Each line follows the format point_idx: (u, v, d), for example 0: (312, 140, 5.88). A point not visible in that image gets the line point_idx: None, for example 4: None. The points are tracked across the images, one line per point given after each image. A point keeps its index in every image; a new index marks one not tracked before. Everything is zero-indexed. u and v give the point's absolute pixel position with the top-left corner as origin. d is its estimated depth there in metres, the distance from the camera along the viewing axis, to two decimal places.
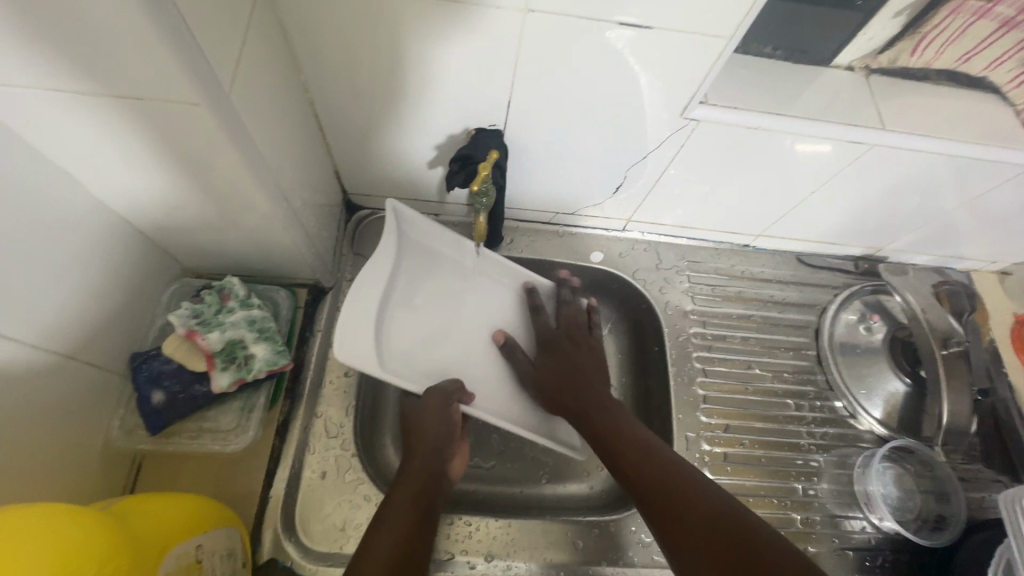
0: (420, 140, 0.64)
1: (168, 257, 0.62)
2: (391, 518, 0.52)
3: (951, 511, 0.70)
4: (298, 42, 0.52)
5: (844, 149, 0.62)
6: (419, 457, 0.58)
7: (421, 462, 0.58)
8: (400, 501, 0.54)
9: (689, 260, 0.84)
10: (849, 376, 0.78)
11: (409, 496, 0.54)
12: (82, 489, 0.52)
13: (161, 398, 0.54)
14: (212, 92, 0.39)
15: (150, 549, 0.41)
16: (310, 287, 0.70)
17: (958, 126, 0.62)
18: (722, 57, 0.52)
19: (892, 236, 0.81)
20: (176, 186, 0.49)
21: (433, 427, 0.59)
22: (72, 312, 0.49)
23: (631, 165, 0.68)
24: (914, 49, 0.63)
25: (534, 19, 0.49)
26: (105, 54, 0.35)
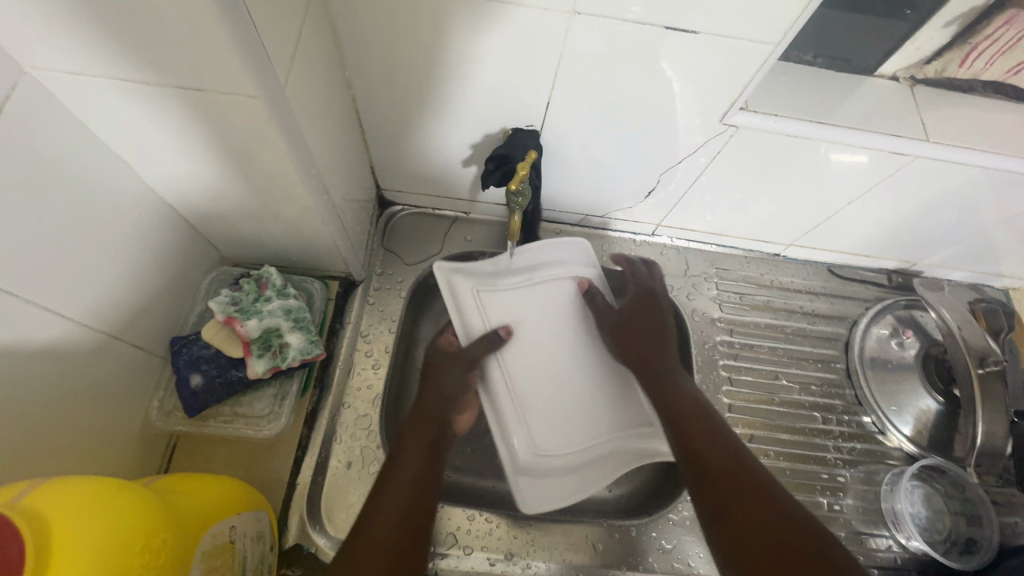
0: (457, 138, 0.65)
1: (208, 245, 0.63)
2: (405, 455, 0.54)
3: (982, 535, 0.68)
4: (347, 39, 0.53)
5: (884, 161, 0.61)
6: (429, 400, 0.60)
7: (431, 405, 0.60)
8: (413, 439, 0.55)
9: (718, 267, 0.84)
10: (880, 392, 0.77)
11: (405, 482, 0.51)
12: (121, 466, 0.53)
13: (199, 381, 0.56)
14: (270, 86, 0.40)
15: (190, 527, 0.42)
16: (342, 279, 0.71)
17: (1008, 141, 0.61)
18: (767, 63, 0.52)
19: (929, 251, 0.79)
20: (223, 175, 0.51)
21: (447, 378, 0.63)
22: (119, 295, 0.51)
23: (665, 170, 0.68)
24: (963, 60, 0.62)
25: (580, 22, 0.49)
26: (167, 45, 0.36)
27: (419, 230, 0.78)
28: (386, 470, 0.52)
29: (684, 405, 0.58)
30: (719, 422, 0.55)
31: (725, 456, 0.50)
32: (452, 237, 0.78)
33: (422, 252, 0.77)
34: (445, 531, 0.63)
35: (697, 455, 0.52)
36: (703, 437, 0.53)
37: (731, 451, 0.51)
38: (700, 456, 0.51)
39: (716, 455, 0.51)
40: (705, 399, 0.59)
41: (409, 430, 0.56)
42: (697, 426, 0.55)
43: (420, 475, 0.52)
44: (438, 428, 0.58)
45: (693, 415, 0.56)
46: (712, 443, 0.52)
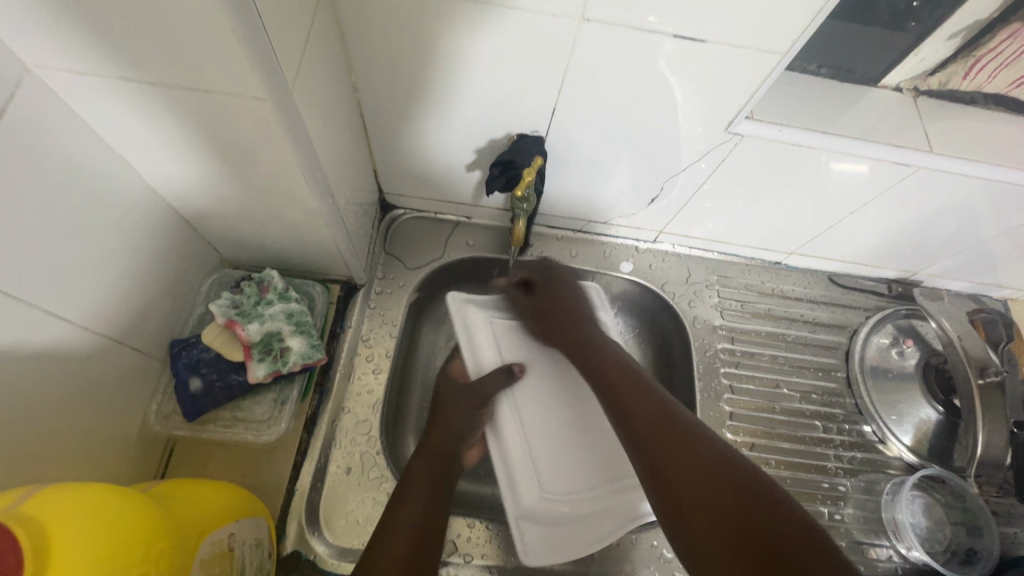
0: (462, 143, 0.65)
1: (209, 247, 0.63)
2: (415, 489, 0.54)
3: (983, 546, 0.68)
4: (353, 42, 0.52)
5: (886, 171, 0.61)
6: (434, 434, 0.60)
7: (436, 441, 0.59)
8: (421, 477, 0.55)
9: (720, 274, 0.84)
10: (880, 402, 0.77)
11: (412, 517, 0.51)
12: (118, 471, 0.53)
13: (199, 385, 0.55)
14: (277, 88, 0.40)
15: (189, 534, 0.41)
16: (343, 283, 0.71)
17: (1010, 154, 0.61)
18: (773, 73, 0.52)
19: (929, 261, 0.80)
20: (226, 178, 0.50)
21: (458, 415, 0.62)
22: (119, 298, 0.50)
23: (669, 177, 0.68)
24: (967, 72, 0.62)
25: (588, 28, 0.49)
26: (174, 47, 0.36)
27: (421, 234, 0.78)
28: (393, 504, 0.52)
29: (607, 373, 0.56)
30: (650, 386, 0.53)
31: (662, 423, 0.48)
32: (454, 242, 0.78)
33: (424, 256, 0.77)
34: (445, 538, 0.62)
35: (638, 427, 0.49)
36: (638, 405, 0.51)
37: (672, 415, 0.49)
38: (642, 427, 0.49)
39: (657, 422, 0.48)
40: (639, 366, 0.56)
41: (417, 470, 0.56)
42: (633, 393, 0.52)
43: (428, 512, 0.52)
44: (447, 463, 0.58)
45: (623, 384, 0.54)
46: (643, 410, 0.50)
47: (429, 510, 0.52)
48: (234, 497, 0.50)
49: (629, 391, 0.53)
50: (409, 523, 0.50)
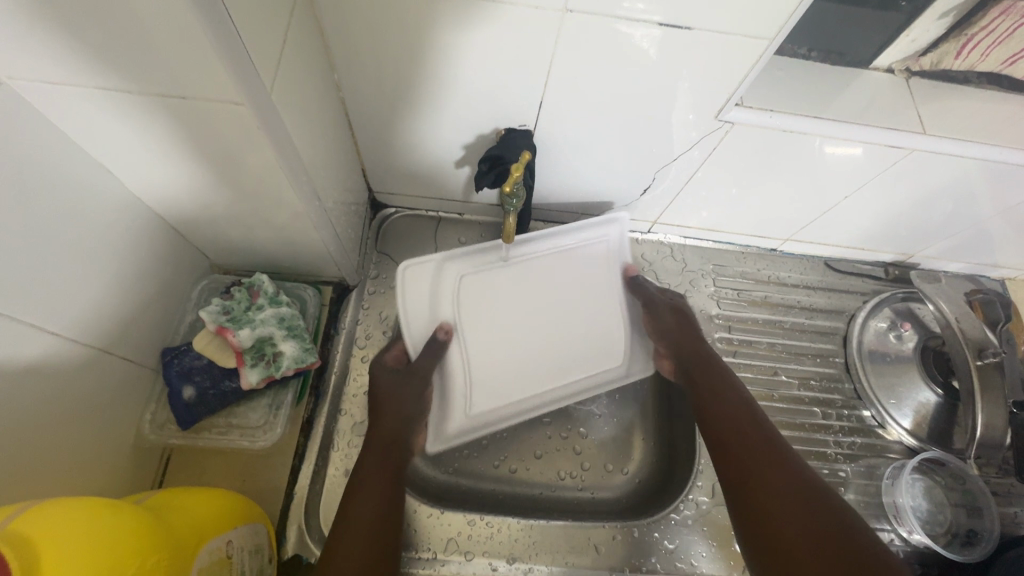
0: (450, 138, 0.64)
1: (198, 253, 0.62)
2: (369, 484, 0.53)
3: (983, 526, 0.67)
4: (334, 41, 0.52)
5: (881, 154, 0.60)
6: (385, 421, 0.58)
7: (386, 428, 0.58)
8: (376, 465, 0.55)
9: (715, 263, 0.83)
10: (878, 385, 0.77)
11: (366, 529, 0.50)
12: (115, 483, 0.52)
13: (192, 393, 0.55)
14: (255, 92, 0.39)
15: (185, 544, 0.41)
16: (336, 285, 0.70)
17: (1004, 132, 0.60)
18: (762, 58, 0.51)
19: (926, 244, 0.79)
20: (211, 182, 0.49)
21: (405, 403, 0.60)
22: (106, 309, 0.50)
23: (661, 167, 0.67)
24: (959, 51, 0.61)
25: (572, 20, 0.48)
26: (143, 51, 0.35)
27: (414, 232, 0.78)
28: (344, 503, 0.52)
29: (714, 394, 0.62)
30: (753, 411, 0.59)
31: (749, 453, 0.55)
32: (446, 239, 0.78)
33: (416, 255, 0.76)
34: (446, 536, 0.63)
35: (745, 469, 0.54)
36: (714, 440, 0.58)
37: (761, 443, 0.55)
38: (730, 454, 0.56)
39: (764, 457, 0.54)
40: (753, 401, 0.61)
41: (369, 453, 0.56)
42: (727, 413, 0.59)
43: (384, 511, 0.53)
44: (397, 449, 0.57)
45: (715, 404, 0.61)
46: (760, 444, 0.55)
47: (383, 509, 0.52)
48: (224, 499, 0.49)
49: (730, 404, 0.60)
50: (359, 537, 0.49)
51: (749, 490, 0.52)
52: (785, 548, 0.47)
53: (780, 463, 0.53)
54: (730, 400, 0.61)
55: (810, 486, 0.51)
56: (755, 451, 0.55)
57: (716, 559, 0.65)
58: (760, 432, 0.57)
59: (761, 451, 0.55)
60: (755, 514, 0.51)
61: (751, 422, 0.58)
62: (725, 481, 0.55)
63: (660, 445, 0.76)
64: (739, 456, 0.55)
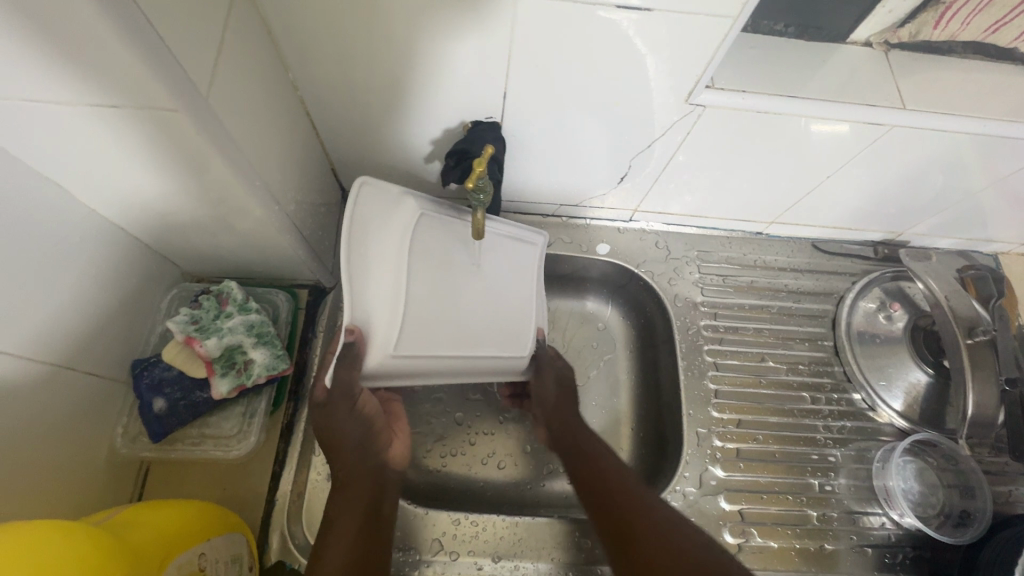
0: (416, 133, 0.63)
1: (165, 263, 0.61)
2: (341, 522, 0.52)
3: (976, 507, 0.66)
4: (285, 40, 0.50)
5: (861, 131, 0.58)
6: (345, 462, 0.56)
7: (353, 468, 0.56)
8: (344, 503, 0.54)
9: (699, 250, 0.82)
10: (868, 367, 0.75)
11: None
12: (89, 499, 0.52)
13: (163, 405, 0.54)
14: (191, 97, 0.38)
15: (149, 561, 0.41)
16: (311, 287, 0.69)
17: (987, 103, 0.58)
18: (728, 38, 0.49)
19: (914, 221, 0.77)
20: (165, 192, 0.48)
21: (350, 432, 0.56)
22: (69, 325, 0.49)
23: (635, 154, 0.66)
24: (937, 21, 0.59)
25: (526, 7, 0.46)
26: (71, 60, 0.34)
27: None
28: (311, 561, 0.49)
29: (581, 436, 0.63)
30: (614, 454, 0.60)
31: (624, 492, 0.55)
32: None
33: None
34: (432, 537, 0.62)
35: (613, 504, 0.54)
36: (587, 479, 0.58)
37: (618, 482, 0.56)
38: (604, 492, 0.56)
39: (619, 489, 0.55)
40: (596, 440, 0.62)
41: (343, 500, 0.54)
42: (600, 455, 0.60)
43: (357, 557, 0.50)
44: (373, 479, 0.57)
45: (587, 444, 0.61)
46: (622, 481, 0.56)
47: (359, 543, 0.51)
48: (187, 507, 0.49)
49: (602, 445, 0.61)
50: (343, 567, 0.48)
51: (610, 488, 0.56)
52: None
53: (651, 510, 0.53)
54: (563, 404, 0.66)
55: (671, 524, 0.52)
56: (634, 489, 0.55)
57: None
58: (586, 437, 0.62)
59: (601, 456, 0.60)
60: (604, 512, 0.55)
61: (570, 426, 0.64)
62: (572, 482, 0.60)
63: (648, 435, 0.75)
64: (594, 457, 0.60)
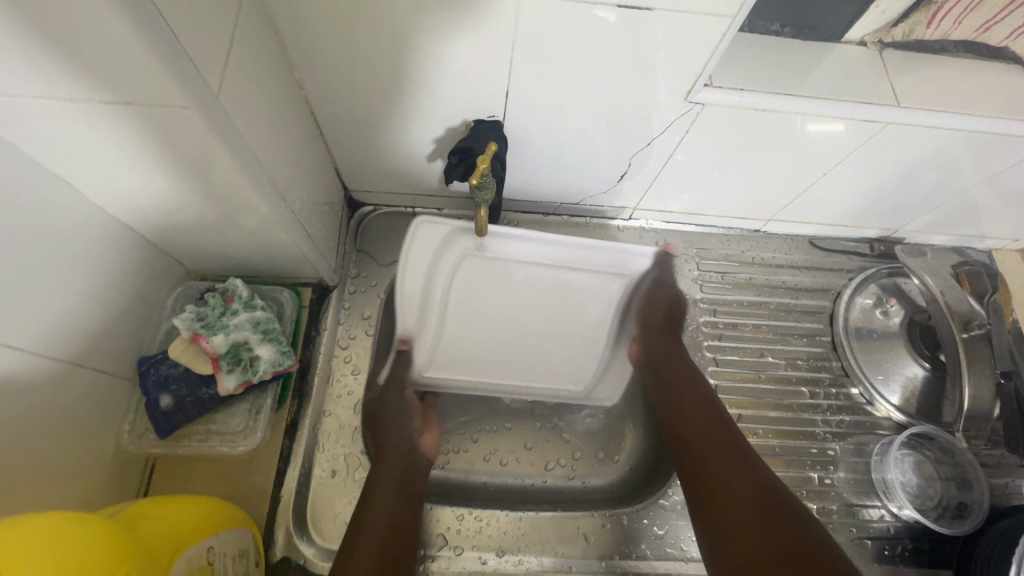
0: (419, 133, 0.63)
1: (171, 261, 0.62)
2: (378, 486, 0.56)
3: (973, 499, 0.68)
4: (291, 40, 0.51)
5: (857, 128, 0.59)
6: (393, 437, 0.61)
7: (397, 441, 0.61)
8: (381, 475, 0.57)
9: (698, 247, 0.83)
10: (865, 362, 0.76)
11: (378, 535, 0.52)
12: (96, 496, 0.52)
13: (170, 402, 0.55)
14: (201, 95, 0.38)
15: (158, 555, 0.41)
16: (315, 286, 0.70)
17: (979, 101, 0.59)
18: (727, 37, 0.50)
19: (909, 218, 0.78)
20: (174, 191, 0.49)
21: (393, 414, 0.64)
22: (77, 323, 0.50)
23: (635, 153, 0.67)
24: (931, 19, 0.60)
25: (528, 7, 0.47)
26: (85, 59, 0.35)
27: (392, 230, 0.77)
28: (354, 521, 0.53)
29: (679, 397, 0.66)
30: (709, 406, 0.64)
31: (705, 440, 0.59)
32: None
33: (395, 252, 0.76)
34: (436, 532, 0.63)
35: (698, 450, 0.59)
36: (680, 424, 0.63)
37: (721, 434, 0.60)
38: (691, 444, 0.60)
39: (705, 439, 0.59)
40: (714, 400, 0.65)
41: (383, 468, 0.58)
42: (695, 410, 0.63)
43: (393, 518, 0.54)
44: (411, 455, 0.60)
45: (687, 399, 0.65)
46: (712, 429, 0.61)
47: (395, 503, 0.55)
48: (197, 503, 0.49)
49: (693, 398, 0.65)
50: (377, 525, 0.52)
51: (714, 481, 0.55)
52: (728, 522, 0.51)
53: (740, 458, 0.56)
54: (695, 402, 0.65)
55: (751, 469, 0.55)
56: (717, 439, 0.59)
57: None
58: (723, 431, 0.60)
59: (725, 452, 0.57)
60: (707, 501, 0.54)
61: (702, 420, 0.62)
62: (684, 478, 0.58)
63: (649, 431, 0.75)
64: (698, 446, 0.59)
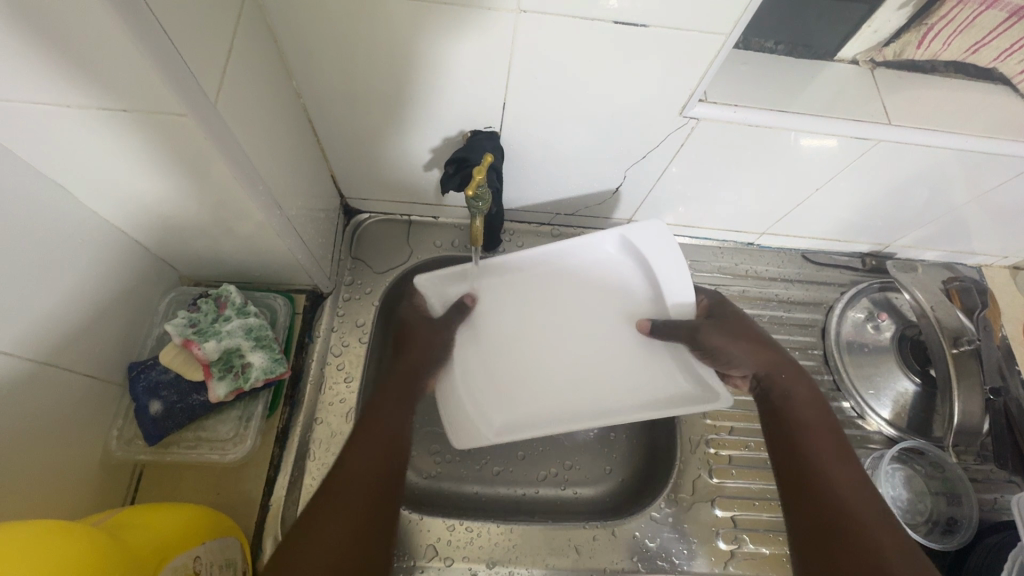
0: (417, 142, 0.64)
1: (164, 266, 0.62)
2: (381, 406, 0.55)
3: (962, 514, 0.68)
4: (291, 49, 0.51)
5: (850, 145, 0.60)
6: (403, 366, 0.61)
7: (403, 370, 0.60)
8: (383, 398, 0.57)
9: (692, 259, 0.83)
10: (857, 376, 0.77)
11: (370, 447, 0.51)
12: (82, 503, 0.52)
13: (159, 408, 0.54)
14: (199, 102, 0.39)
15: (144, 563, 0.40)
16: (309, 293, 0.70)
17: (969, 120, 0.60)
18: (722, 53, 0.50)
19: (900, 233, 0.79)
20: (169, 195, 0.49)
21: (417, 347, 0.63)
22: (67, 328, 0.49)
23: (631, 165, 0.67)
24: (921, 41, 0.61)
25: (526, 20, 0.47)
26: (82, 64, 0.35)
27: (388, 237, 0.77)
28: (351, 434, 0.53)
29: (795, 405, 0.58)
30: (835, 430, 0.55)
31: (828, 473, 0.51)
32: (420, 242, 0.77)
33: (390, 260, 0.76)
34: (425, 542, 0.62)
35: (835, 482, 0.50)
36: (793, 446, 0.54)
37: (848, 471, 0.51)
38: (805, 472, 0.51)
39: (846, 475, 0.50)
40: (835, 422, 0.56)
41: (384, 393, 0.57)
42: (829, 434, 0.54)
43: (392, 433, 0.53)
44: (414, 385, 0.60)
45: (815, 415, 0.57)
46: (836, 461, 0.52)
47: (395, 433, 0.54)
48: (185, 511, 0.49)
49: (810, 419, 0.56)
50: (374, 455, 0.51)
51: (844, 543, 0.46)
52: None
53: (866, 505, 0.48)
54: (820, 433, 0.55)
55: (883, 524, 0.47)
56: (842, 475, 0.51)
57: (698, 556, 0.65)
58: (869, 498, 0.49)
59: (852, 502, 0.48)
60: (817, 544, 0.47)
61: (847, 462, 0.52)
62: (790, 509, 0.51)
63: (641, 442, 0.75)
64: (820, 471, 0.51)
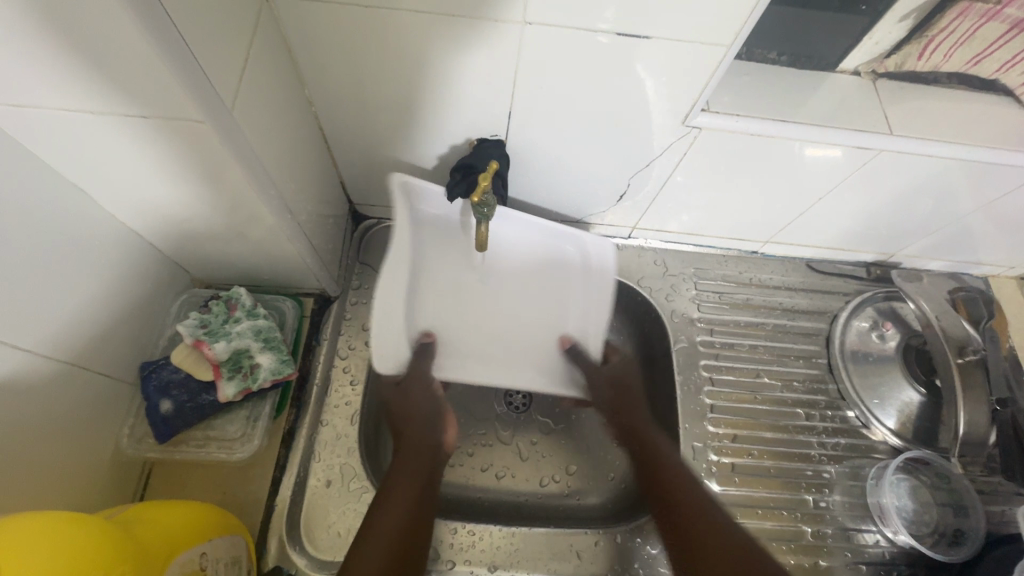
0: (424, 149, 0.65)
1: (177, 268, 0.63)
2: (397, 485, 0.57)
3: (968, 525, 0.67)
4: (304, 59, 0.53)
5: (852, 155, 0.61)
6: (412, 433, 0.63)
7: (416, 438, 0.62)
8: (400, 471, 0.59)
9: (696, 267, 0.84)
10: (861, 385, 0.77)
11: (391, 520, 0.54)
12: (93, 498, 0.53)
13: (170, 406, 0.55)
14: (215, 110, 0.40)
15: (154, 557, 0.41)
16: (317, 296, 0.71)
17: (971, 131, 0.61)
18: (722, 65, 0.51)
19: (904, 243, 0.79)
20: (184, 199, 0.50)
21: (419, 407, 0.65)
22: (83, 326, 0.51)
23: (634, 174, 0.68)
24: (922, 52, 0.62)
25: (532, 32, 0.49)
26: (106, 73, 0.36)
27: None
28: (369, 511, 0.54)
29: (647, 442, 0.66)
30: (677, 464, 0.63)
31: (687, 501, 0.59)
32: None
33: None
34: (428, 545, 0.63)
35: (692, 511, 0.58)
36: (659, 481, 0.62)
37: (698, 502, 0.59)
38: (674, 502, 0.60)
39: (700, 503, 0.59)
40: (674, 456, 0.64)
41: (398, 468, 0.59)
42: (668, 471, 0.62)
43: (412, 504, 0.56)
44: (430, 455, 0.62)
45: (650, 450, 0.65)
46: (679, 490, 0.60)
47: (412, 505, 0.56)
48: (193, 509, 0.50)
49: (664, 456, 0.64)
50: (393, 530, 0.53)
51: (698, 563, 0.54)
52: None
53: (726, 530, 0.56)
54: (681, 473, 0.61)
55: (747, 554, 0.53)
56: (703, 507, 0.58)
57: None
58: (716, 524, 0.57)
59: (711, 533, 0.56)
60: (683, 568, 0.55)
61: (683, 480, 0.61)
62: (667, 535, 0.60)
63: None
64: (685, 499, 0.59)
